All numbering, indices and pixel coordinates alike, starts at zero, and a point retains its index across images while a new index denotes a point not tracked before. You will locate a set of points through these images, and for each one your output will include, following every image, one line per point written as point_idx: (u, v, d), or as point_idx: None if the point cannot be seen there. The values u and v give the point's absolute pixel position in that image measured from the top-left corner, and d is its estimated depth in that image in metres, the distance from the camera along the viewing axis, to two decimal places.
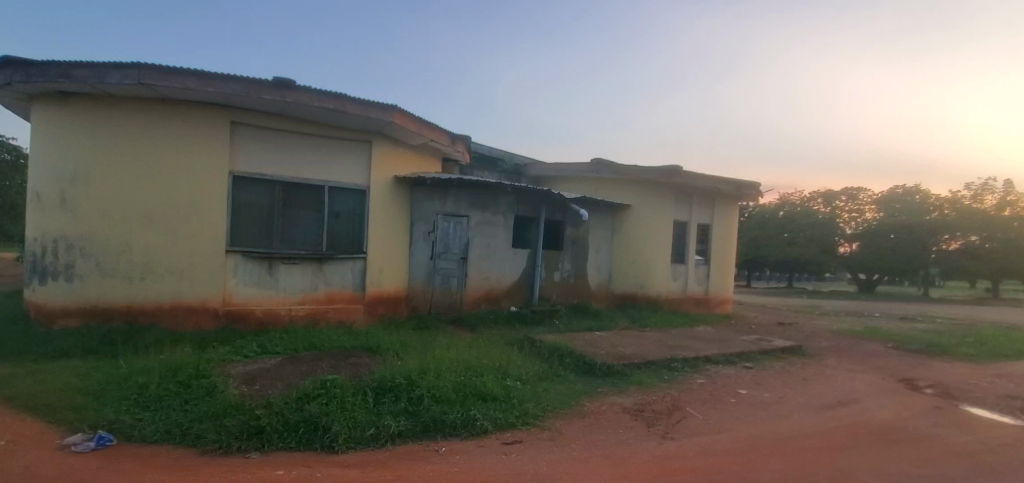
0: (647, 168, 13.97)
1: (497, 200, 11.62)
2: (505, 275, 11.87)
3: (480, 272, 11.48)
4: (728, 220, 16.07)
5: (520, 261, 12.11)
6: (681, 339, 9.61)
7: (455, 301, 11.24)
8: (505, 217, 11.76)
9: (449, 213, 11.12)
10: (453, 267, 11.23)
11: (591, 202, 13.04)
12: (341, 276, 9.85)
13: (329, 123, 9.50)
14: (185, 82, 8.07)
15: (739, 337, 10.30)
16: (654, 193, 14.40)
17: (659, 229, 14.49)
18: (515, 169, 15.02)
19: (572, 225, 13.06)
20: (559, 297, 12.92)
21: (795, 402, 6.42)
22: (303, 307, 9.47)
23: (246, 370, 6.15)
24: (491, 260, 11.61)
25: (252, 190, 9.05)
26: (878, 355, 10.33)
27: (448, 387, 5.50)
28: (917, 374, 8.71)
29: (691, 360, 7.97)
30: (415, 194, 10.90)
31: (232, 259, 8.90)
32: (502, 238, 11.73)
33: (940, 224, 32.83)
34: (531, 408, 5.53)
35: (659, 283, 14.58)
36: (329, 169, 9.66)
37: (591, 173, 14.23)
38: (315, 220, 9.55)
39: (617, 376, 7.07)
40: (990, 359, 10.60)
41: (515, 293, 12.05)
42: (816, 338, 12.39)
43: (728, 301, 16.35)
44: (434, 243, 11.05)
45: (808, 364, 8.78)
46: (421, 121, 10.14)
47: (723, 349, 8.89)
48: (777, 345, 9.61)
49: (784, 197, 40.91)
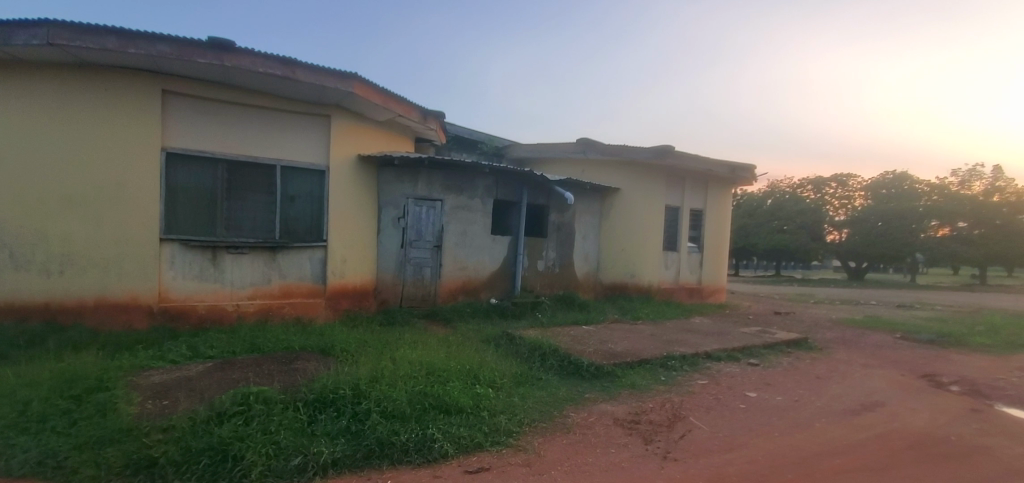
0: (637, 148, 13.01)
1: (474, 183, 10.56)
2: (484, 265, 10.87)
3: (456, 261, 10.45)
4: (721, 206, 15.23)
5: (501, 249, 11.12)
6: (676, 333, 8.72)
7: (428, 294, 10.17)
8: (482, 202, 10.73)
9: (421, 197, 9.98)
10: (426, 256, 10.14)
11: (577, 184, 12.07)
12: (297, 268, 8.75)
13: (279, 94, 8.37)
14: (103, 42, 6.89)
15: (739, 329, 9.44)
16: (645, 176, 13.42)
17: (651, 214, 13.53)
18: (496, 152, 14.01)
19: (557, 210, 12.08)
20: (544, 288, 11.97)
21: (814, 407, 5.53)
22: (254, 302, 8.39)
23: (162, 381, 5.12)
24: (468, 248, 10.59)
25: (190, 169, 7.93)
26: (889, 347, 9.54)
27: (402, 399, 4.51)
28: (936, 369, 7.92)
29: (689, 358, 7.07)
30: (382, 175, 9.76)
31: (167, 248, 7.79)
32: (480, 225, 10.71)
33: (930, 210, 32.33)
34: (504, 422, 4.56)
35: (650, 272, 13.65)
36: (282, 146, 8.55)
37: (577, 154, 13.27)
38: (265, 204, 8.46)
39: (606, 378, 6.13)
40: (1006, 350, 9.88)
41: (494, 284, 11.06)
42: (819, 329, 11.59)
43: (722, 290, 15.53)
44: (405, 230, 9.90)
45: (818, 359, 7.93)
46: (386, 94, 9.02)
47: (723, 343, 7.99)
48: (781, 338, 8.78)
49: (773, 184, 40.46)
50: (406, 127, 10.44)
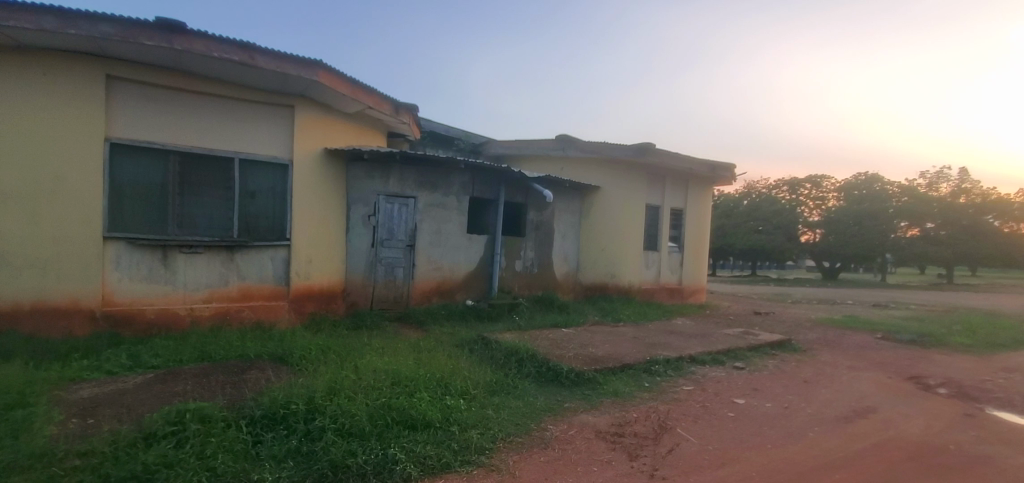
0: (618, 146, 12.71)
1: (449, 179, 10.08)
2: (460, 265, 10.40)
3: (430, 261, 9.96)
4: (701, 205, 15.04)
5: (477, 249, 10.67)
6: (658, 335, 8.40)
7: (401, 296, 9.64)
8: (458, 199, 10.26)
9: (393, 194, 9.46)
10: (399, 256, 9.61)
11: (556, 182, 11.70)
12: (258, 268, 8.18)
13: (238, 82, 7.80)
14: (39, 22, 6.24)
15: (721, 331, 9.18)
16: (625, 174, 13.12)
17: (632, 213, 13.23)
18: (473, 149, 13.58)
19: (535, 208, 11.70)
20: (522, 289, 11.56)
21: (805, 415, 5.24)
22: (209, 305, 7.79)
23: (93, 396, 4.57)
24: (442, 248, 10.10)
25: (138, 162, 7.32)
26: (872, 348, 9.39)
27: (361, 415, 4.05)
28: (922, 371, 7.74)
29: (673, 362, 6.74)
30: (351, 171, 9.20)
31: (112, 248, 7.17)
32: (455, 223, 10.24)
33: (901, 211, 32.92)
34: (475, 439, 4.13)
35: (631, 272, 13.36)
36: (241, 138, 7.99)
37: (557, 151, 12.91)
38: (223, 200, 7.88)
39: (587, 386, 5.75)
40: (986, 349, 9.83)
41: (470, 286, 10.60)
42: (800, 329, 11.43)
43: (702, 290, 15.35)
44: (376, 229, 9.37)
45: (803, 362, 7.69)
46: (355, 84, 8.51)
47: (707, 346, 7.70)
48: (765, 339, 8.54)
49: (749, 185, 40.85)
50: (377, 121, 9.93)
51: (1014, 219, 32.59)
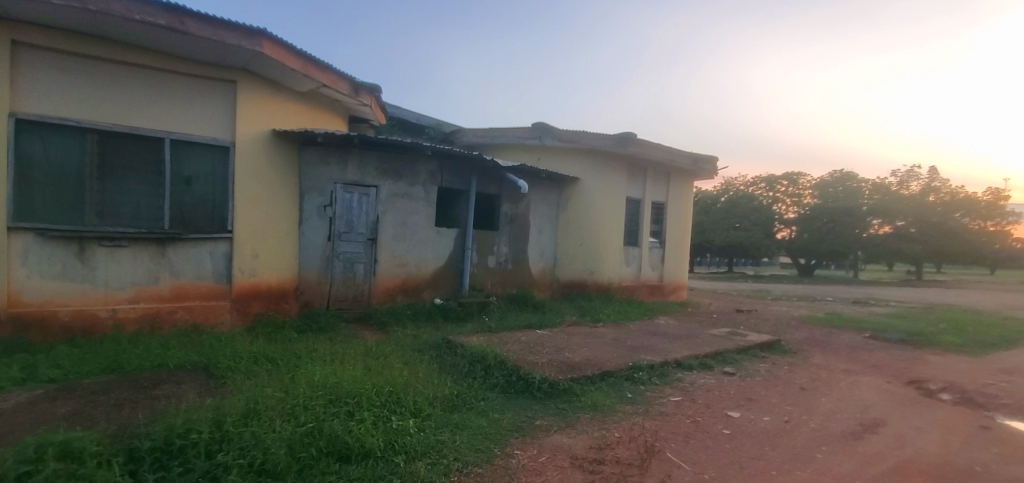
0: (598, 135, 12.02)
1: (415, 167, 9.22)
2: (427, 261, 9.56)
3: (394, 256, 9.09)
4: (682, 199, 14.49)
5: (447, 243, 9.85)
6: (640, 337, 7.74)
7: (361, 294, 8.77)
8: (426, 190, 9.39)
9: (353, 183, 8.59)
10: (360, 251, 8.75)
11: (532, 172, 10.96)
12: (195, 264, 7.27)
13: (168, 51, 6.87)
14: None
15: (707, 331, 8.58)
16: (605, 165, 12.44)
17: (611, 206, 12.56)
18: (444, 137, 12.76)
19: (509, 200, 10.94)
20: (495, 286, 10.80)
21: (808, 430, 4.60)
22: (136, 306, 6.87)
23: None
24: (408, 242, 9.25)
25: (48, 141, 6.34)
26: (862, 348, 8.88)
27: (277, 446, 3.27)
28: (920, 374, 7.22)
29: (657, 368, 6.08)
30: (305, 157, 8.32)
31: (16, 240, 6.19)
32: (423, 215, 9.38)
33: (875, 208, 33.06)
34: (422, 470, 3.37)
35: (610, 268, 12.71)
36: (173, 117, 7.06)
37: (533, 140, 12.16)
38: (151, 186, 6.95)
39: (561, 398, 5.04)
40: (977, 349, 9.41)
41: (439, 283, 9.78)
42: (786, 328, 10.91)
43: (683, 287, 14.82)
44: (332, 221, 8.48)
45: (796, 365, 7.10)
46: (306, 59, 7.63)
47: (693, 349, 7.07)
48: (754, 341, 7.94)
49: (727, 182, 40.73)
50: (335, 102, 9.06)
51: (984, 216, 33.03)
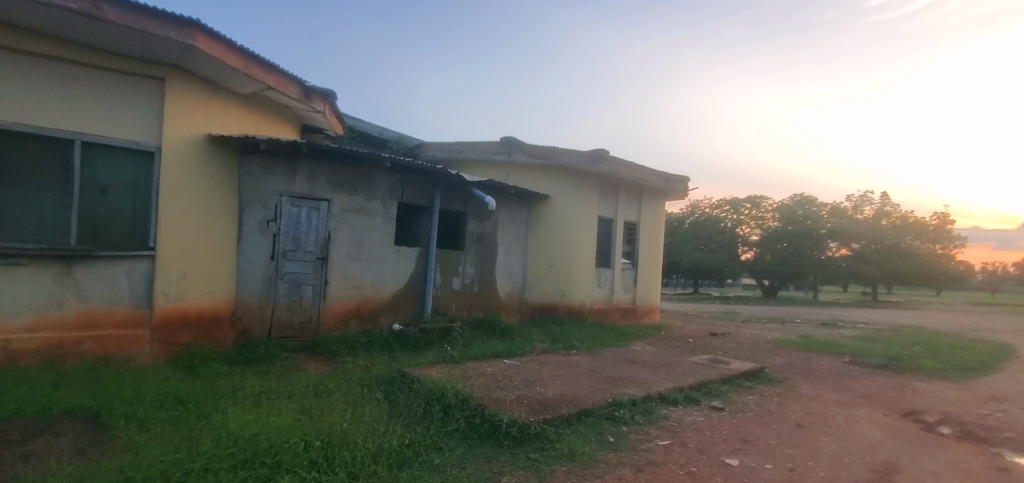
0: (568, 152, 11.49)
1: (373, 180, 8.41)
2: (385, 282, 8.70)
3: (348, 278, 8.21)
4: (654, 219, 14.09)
5: (407, 263, 9.02)
6: (617, 367, 7.08)
7: (309, 320, 7.84)
8: (384, 205, 8.58)
9: (301, 196, 7.73)
10: (308, 271, 7.84)
11: (500, 189, 10.31)
12: (109, 286, 6.27)
13: (84, 42, 6.00)
14: None
15: (686, 358, 7.99)
16: (576, 183, 11.90)
17: (584, 226, 12.00)
18: (407, 151, 12.03)
19: (476, 218, 10.23)
20: (460, 310, 10.00)
21: (818, 480, 3.99)
22: (33, 337, 5.80)
23: None
24: (364, 262, 8.39)
25: None
26: (846, 375, 8.45)
27: None
28: (912, 404, 6.78)
29: (640, 404, 5.41)
30: (246, 166, 7.47)
31: None
32: (380, 233, 8.56)
33: (835, 231, 33.79)
34: None
35: (582, 290, 12.08)
36: (88, 117, 6.15)
37: (501, 156, 11.51)
38: (58, 195, 5.98)
39: (532, 446, 4.30)
40: (956, 374, 9.14)
41: (398, 307, 8.91)
42: (764, 353, 10.46)
43: (656, 310, 14.32)
44: (276, 238, 7.59)
45: (785, 396, 6.56)
46: (249, 57, 6.84)
47: (676, 380, 6.43)
48: (738, 369, 7.38)
49: (693, 204, 41.09)
50: (284, 107, 8.26)
51: (937, 240, 34.15)
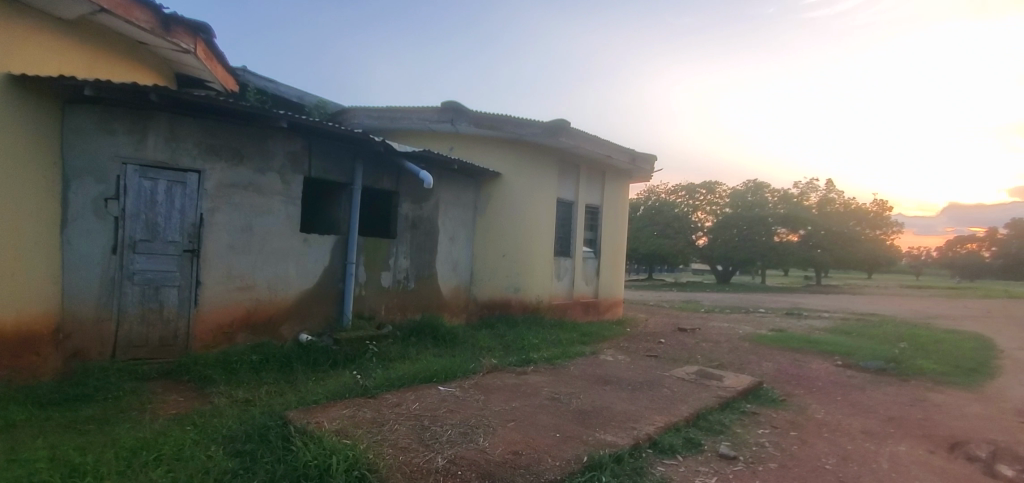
0: (523, 121, 9.68)
1: (267, 147, 6.37)
2: (288, 281, 6.70)
3: (232, 276, 6.17)
4: (618, 202, 12.54)
5: (320, 256, 7.04)
6: (587, 391, 5.44)
7: (173, 334, 5.84)
8: (284, 180, 6.54)
9: (156, 165, 5.67)
10: (170, 269, 5.80)
11: (441, 163, 8.43)
12: None
13: None
14: None
15: (669, 373, 6.44)
16: (532, 160, 10.14)
17: (540, 210, 10.28)
18: (328, 119, 9.93)
19: (410, 198, 8.32)
20: (391, 313, 8.12)
21: None
22: None
23: None
24: (255, 255, 6.35)
25: None
26: (849, 385, 7.13)
27: None
28: (948, 429, 5.46)
29: (627, 460, 3.78)
30: (71, 122, 5.33)
31: None
32: (278, 216, 6.52)
33: (786, 217, 33.62)
34: None
35: (539, 284, 10.40)
36: None
37: (443, 124, 9.50)
38: None
39: None
40: (960, 377, 8.02)
41: (307, 312, 6.92)
42: (745, 355, 9.09)
43: (620, 303, 12.83)
44: (119, 224, 5.53)
45: (802, 427, 5.09)
46: None
47: (665, 412, 4.84)
48: (734, 388, 5.88)
49: (648, 189, 40.17)
50: (136, 39, 6.10)
51: (876, 226, 35.03)
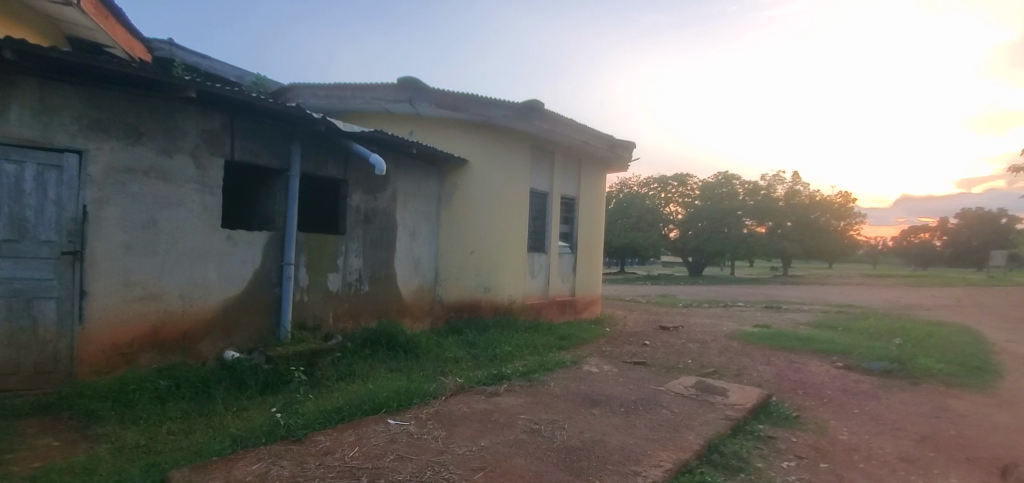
0: (491, 102, 8.64)
1: (175, 123, 5.16)
2: (208, 288, 5.51)
3: (132, 283, 4.97)
4: (595, 193, 11.60)
5: (249, 257, 5.87)
6: (573, 417, 4.46)
7: (53, 359, 4.62)
8: (198, 165, 5.35)
9: (22, 144, 4.45)
10: (45, 276, 4.57)
11: (397, 147, 7.32)
12: None
13: None
14: None
15: (664, 388, 5.52)
16: (501, 146, 9.10)
17: (512, 201, 9.26)
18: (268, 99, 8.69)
19: (361, 188, 7.19)
20: (341, 320, 7.00)
21: None
22: None
23: None
24: (162, 257, 5.16)
25: None
26: (860, 392, 6.35)
27: None
28: (989, 447, 4.69)
29: None
30: None
31: None
32: (191, 208, 5.33)
33: (757, 209, 33.47)
34: None
35: (512, 284, 9.39)
36: None
37: (401, 104, 8.33)
38: None
39: None
40: (969, 378, 7.36)
41: (235, 324, 5.74)
42: (737, 358, 8.27)
43: (597, 301, 11.94)
44: None
45: (831, 455, 4.23)
46: None
47: (671, 445, 3.91)
48: (743, 406, 5.00)
49: (620, 182, 39.55)
50: None
51: (843, 217, 35.27)
